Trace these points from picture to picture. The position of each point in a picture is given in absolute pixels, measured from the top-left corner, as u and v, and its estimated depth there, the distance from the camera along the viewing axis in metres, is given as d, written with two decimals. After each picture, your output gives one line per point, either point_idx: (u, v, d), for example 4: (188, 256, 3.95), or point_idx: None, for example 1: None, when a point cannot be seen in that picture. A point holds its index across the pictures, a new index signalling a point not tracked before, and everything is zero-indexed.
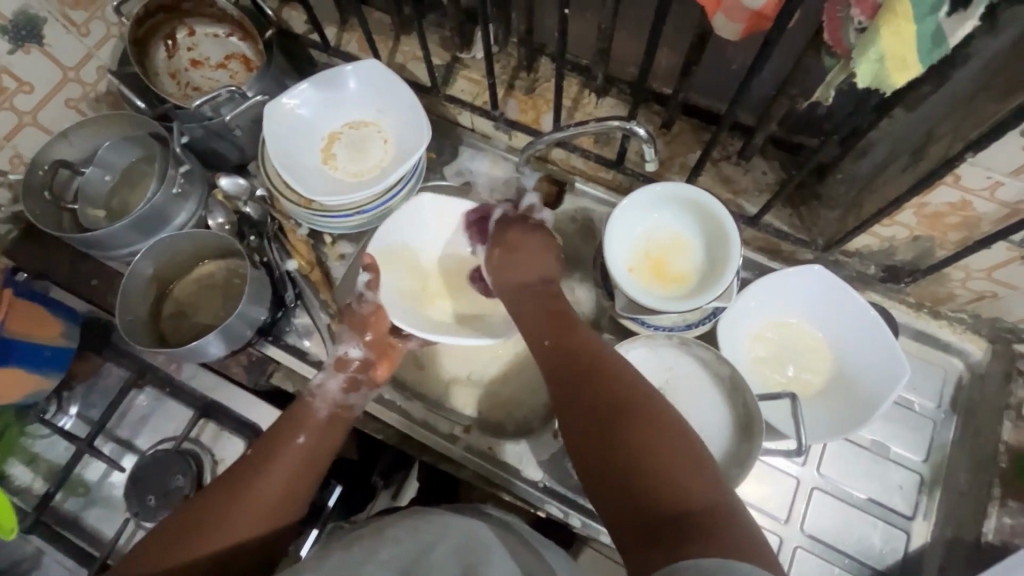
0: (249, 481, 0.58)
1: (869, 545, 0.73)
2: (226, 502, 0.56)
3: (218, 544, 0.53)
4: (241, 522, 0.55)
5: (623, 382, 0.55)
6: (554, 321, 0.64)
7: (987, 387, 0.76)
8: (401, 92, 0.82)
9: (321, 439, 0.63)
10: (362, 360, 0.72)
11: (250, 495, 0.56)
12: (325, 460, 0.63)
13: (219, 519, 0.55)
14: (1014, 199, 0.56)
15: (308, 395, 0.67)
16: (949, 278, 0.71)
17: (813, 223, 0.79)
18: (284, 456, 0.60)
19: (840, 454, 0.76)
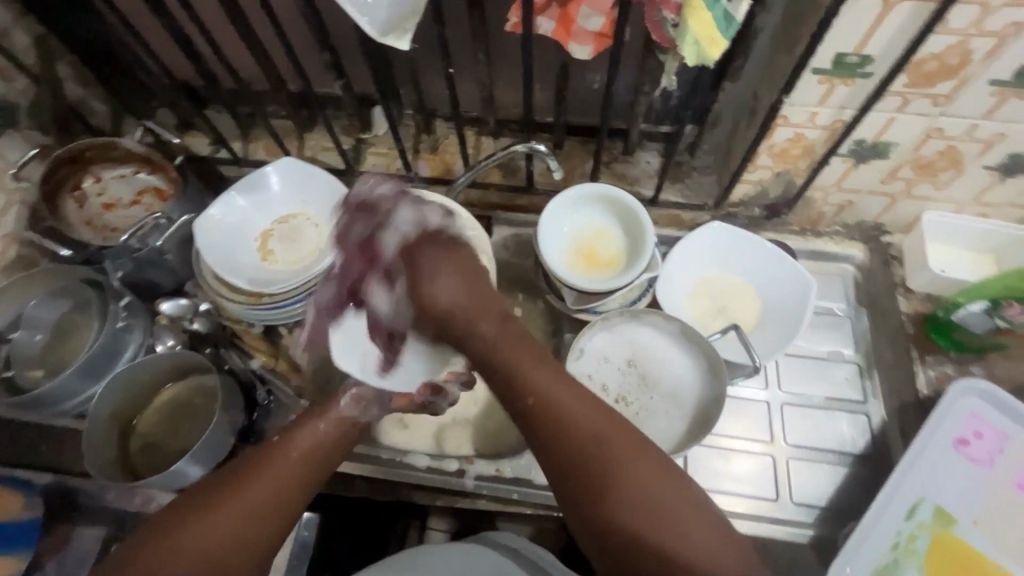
0: (242, 480, 0.58)
1: (841, 435, 0.82)
2: (215, 501, 0.56)
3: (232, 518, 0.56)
4: (258, 494, 0.57)
5: (586, 412, 0.58)
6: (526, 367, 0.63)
7: (876, 276, 0.91)
8: (321, 178, 0.89)
9: (334, 438, 0.66)
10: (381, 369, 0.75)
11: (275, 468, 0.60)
12: (329, 461, 0.64)
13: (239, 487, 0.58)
14: (829, 120, 0.72)
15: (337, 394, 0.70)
16: (813, 199, 0.87)
17: (699, 189, 0.93)
18: (276, 462, 0.60)
19: (793, 369, 0.87)
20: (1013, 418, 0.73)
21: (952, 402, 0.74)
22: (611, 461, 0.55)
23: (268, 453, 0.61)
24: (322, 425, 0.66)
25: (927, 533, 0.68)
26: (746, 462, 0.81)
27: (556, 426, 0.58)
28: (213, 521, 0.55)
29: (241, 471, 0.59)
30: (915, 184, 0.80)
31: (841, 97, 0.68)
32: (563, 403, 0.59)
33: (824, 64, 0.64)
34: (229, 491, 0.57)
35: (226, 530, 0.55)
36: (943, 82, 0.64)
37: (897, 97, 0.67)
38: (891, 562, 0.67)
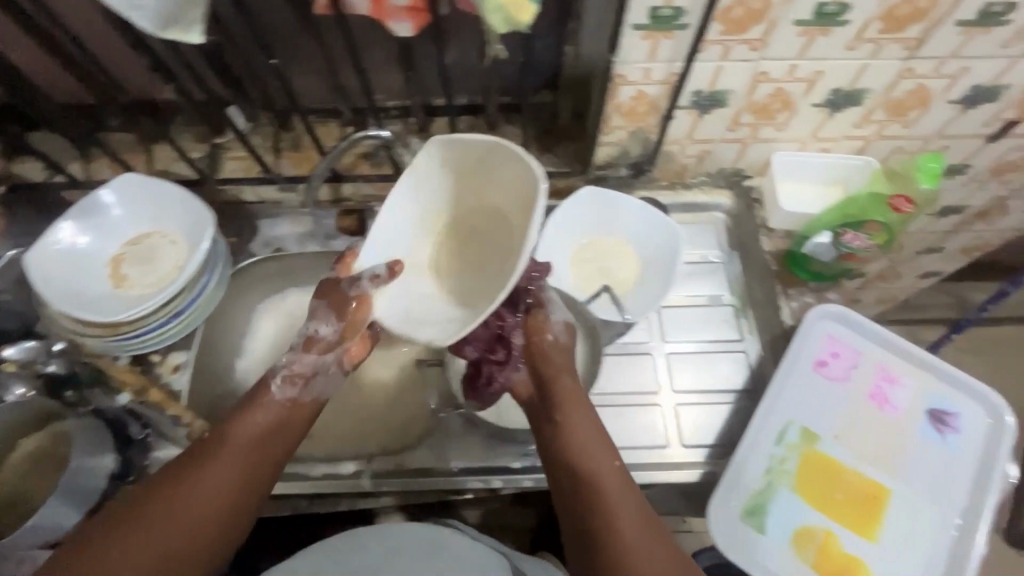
0: (206, 458, 0.57)
1: (722, 375, 0.87)
2: (193, 473, 0.56)
3: (200, 498, 0.54)
4: (216, 479, 0.56)
5: (628, 497, 0.57)
6: (596, 444, 0.60)
7: (742, 219, 0.95)
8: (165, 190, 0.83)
9: (279, 416, 0.63)
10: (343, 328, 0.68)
11: (229, 446, 0.59)
12: (287, 436, 0.63)
13: (203, 467, 0.56)
14: (663, 75, 0.73)
15: (271, 373, 0.65)
16: (673, 153, 0.89)
17: (568, 156, 0.94)
18: (241, 431, 0.60)
19: (674, 319, 0.90)
20: (862, 336, 0.79)
21: (808, 329, 0.80)
22: (637, 541, 0.53)
23: (224, 437, 0.59)
24: (258, 407, 0.62)
25: (796, 453, 0.72)
26: (637, 415, 0.84)
27: (596, 495, 0.56)
28: (199, 488, 0.55)
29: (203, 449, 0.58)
30: (758, 128, 0.84)
31: (667, 51, 0.70)
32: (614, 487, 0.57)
33: (642, 19, 0.65)
34: (197, 473, 0.56)
35: (199, 521, 0.53)
36: (754, 27, 0.67)
37: (717, 46, 0.70)
38: (765, 485, 0.71)
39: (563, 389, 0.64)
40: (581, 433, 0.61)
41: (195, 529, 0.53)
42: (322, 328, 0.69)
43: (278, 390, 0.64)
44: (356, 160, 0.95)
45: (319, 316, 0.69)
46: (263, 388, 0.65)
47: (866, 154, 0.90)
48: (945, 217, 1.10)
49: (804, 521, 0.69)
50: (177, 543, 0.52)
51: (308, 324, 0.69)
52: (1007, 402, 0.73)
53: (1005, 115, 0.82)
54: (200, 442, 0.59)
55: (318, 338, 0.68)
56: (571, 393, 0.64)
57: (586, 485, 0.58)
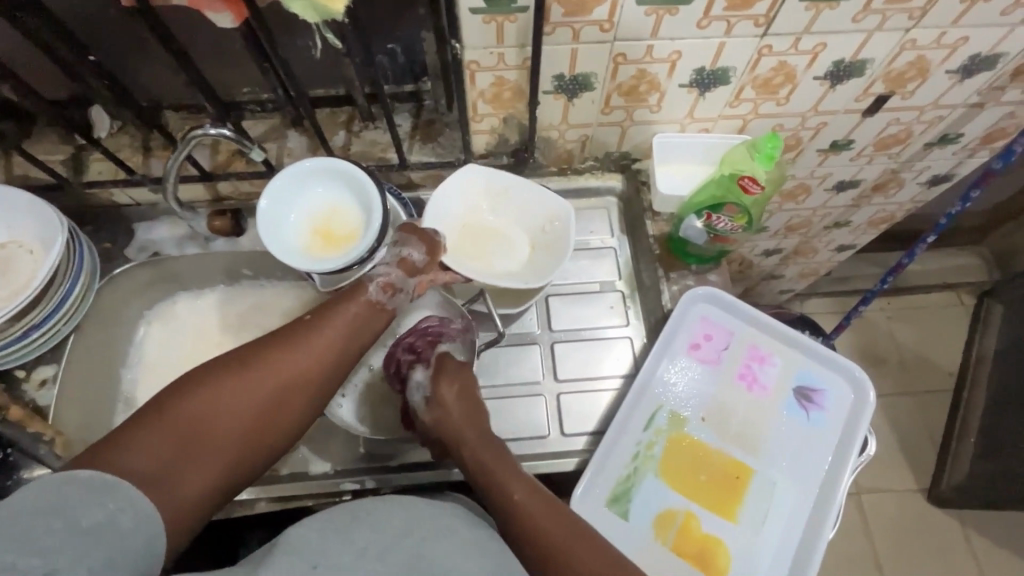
0: (293, 346, 0.66)
1: (607, 362, 0.86)
2: (260, 365, 0.64)
3: (242, 403, 0.62)
4: (254, 390, 0.62)
5: (547, 513, 0.63)
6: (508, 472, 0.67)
7: (631, 204, 0.94)
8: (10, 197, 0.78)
9: (365, 316, 0.70)
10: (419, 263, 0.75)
11: (295, 352, 0.65)
12: (363, 337, 0.70)
13: (251, 373, 0.63)
14: (517, 59, 0.71)
15: (366, 280, 0.71)
16: (552, 139, 0.88)
17: (452, 145, 0.92)
18: (334, 324, 0.68)
19: (562, 307, 0.89)
20: (733, 317, 0.80)
21: (681, 313, 0.80)
22: (547, 528, 0.61)
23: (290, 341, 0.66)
24: (354, 302, 0.70)
25: (663, 437, 0.73)
26: (521, 406, 0.84)
27: (515, 524, 0.63)
28: (236, 392, 0.62)
29: (302, 331, 0.67)
30: (632, 111, 0.83)
31: (513, 35, 0.68)
32: (535, 509, 0.63)
33: (477, 3, 0.63)
34: (237, 381, 0.63)
35: (225, 431, 0.60)
36: (596, 8, 0.65)
37: (564, 28, 0.67)
38: (631, 472, 0.71)
39: (467, 444, 0.70)
40: (498, 471, 0.67)
41: (229, 428, 0.61)
42: (414, 252, 0.75)
43: (372, 294, 0.71)
44: (230, 158, 0.91)
45: (411, 243, 0.76)
46: (360, 287, 0.71)
47: (747, 133, 0.89)
48: (844, 191, 1.10)
49: (666, 504, 0.70)
50: (225, 434, 0.60)
51: (400, 248, 0.75)
52: (869, 376, 0.74)
53: (874, 89, 0.82)
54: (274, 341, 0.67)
55: (410, 260, 0.74)
56: (474, 452, 0.70)
57: (510, 518, 0.64)
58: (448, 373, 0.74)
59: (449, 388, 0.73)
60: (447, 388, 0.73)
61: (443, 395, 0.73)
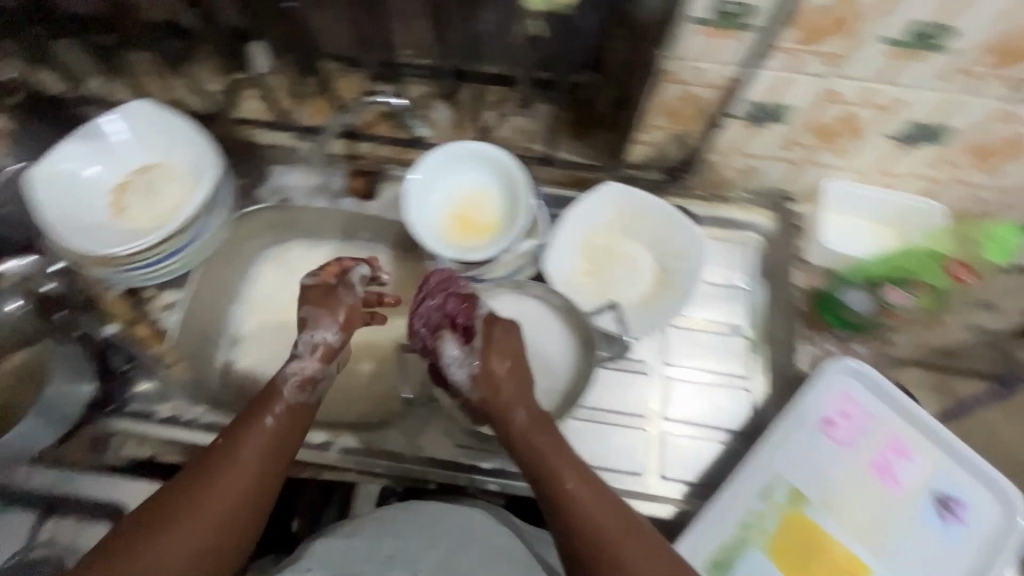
0: (217, 465, 0.56)
1: (718, 409, 0.82)
2: (191, 503, 0.53)
3: (189, 536, 0.52)
4: (194, 526, 0.52)
5: (613, 516, 0.56)
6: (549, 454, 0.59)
7: (778, 246, 0.87)
8: (174, 123, 0.80)
9: (287, 425, 0.61)
10: (333, 345, 0.68)
11: (228, 472, 0.56)
12: (291, 439, 0.61)
13: (180, 510, 0.53)
14: (719, 78, 0.65)
15: (280, 376, 0.64)
16: (715, 164, 0.81)
17: (601, 148, 0.87)
18: (252, 434, 0.59)
19: (681, 341, 0.85)
20: (879, 400, 0.72)
21: (823, 382, 0.72)
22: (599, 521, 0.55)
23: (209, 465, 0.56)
24: (270, 413, 0.61)
25: (778, 513, 0.67)
26: (621, 437, 0.80)
27: (564, 524, 0.56)
28: (165, 539, 0.51)
29: (220, 450, 0.57)
30: (816, 152, 0.75)
31: (729, 53, 0.61)
32: (586, 500, 0.56)
33: (704, 12, 0.57)
34: (169, 522, 0.52)
35: (175, 568, 0.51)
36: (834, 38, 0.58)
37: (785, 55, 0.60)
38: (737, 540, 0.66)
39: (509, 417, 0.62)
40: (546, 459, 0.59)
41: (172, 562, 0.51)
42: (328, 335, 0.68)
43: (290, 394, 0.63)
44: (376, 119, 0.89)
45: (322, 323, 0.69)
46: (276, 383, 0.64)
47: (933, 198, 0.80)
48: None
49: None
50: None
51: (312, 332, 0.68)
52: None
53: None
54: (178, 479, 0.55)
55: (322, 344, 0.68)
56: (523, 426, 0.62)
57: (560, 510, 0.56)
58: (495, 337, 0.66)
59: (500, 363, 0.64)
60: (498, 359, 0.65)
61: (494, 366, 0.64)
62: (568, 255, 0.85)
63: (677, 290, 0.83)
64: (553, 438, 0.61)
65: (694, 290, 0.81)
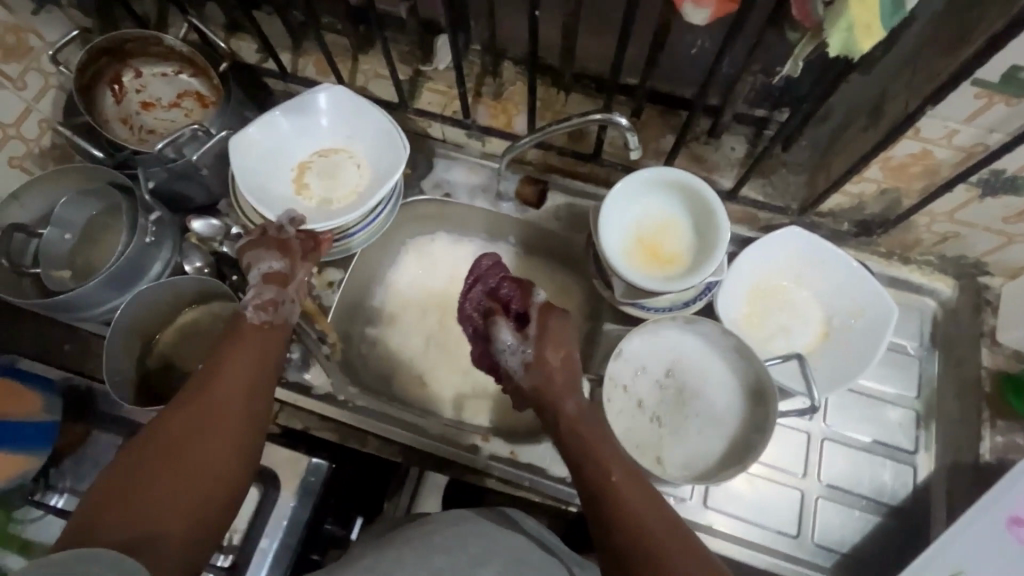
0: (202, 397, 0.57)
1: (881, 483, 0.76)
2: (206, 420, 0.55)
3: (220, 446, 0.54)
4: (220, 440, 0.54)
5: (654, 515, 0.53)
6: (599, 445, 0.59)
7: (960, 319, 0.81)
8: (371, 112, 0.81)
9: (265, 354, 0.64)
10: (279, 272, 0.71)
11: (222, 401, 0.57)
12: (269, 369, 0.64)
13: (198, 427, 0.54)
14: (969, 142, 0.61)
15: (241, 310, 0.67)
16: (916, 224, 0.76)
17: (785, 189, 0.83)
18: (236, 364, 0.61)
19: (848, 404, 0.80)
20: None
21: (1014, 476, 0.64)
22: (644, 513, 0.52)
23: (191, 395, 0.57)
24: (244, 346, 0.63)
25: None
26: (774, 493, 0.76)
27: (618, 516, 0.53)
28: (199, 444, 0.53)
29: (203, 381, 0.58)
30: None
31: (996, 117, 0.57)
32: (633, 497, 0.54)
33: (990, 76, 0.54)
34: (201, 432, 0.54)
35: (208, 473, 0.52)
36: None
37: None
38: None
39: (559, 406, 0.63)
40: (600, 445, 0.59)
41: (201, 468, 0.52)
42: (272, 264, 0.71)
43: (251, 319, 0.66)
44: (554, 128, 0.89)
45: (266, 257, 0.72)
46: (239, 319, 0.66)
47: None
48: None
49: None
50: (162, 512, 0.48)
51: (257, 265, 0.72)
52: None
53: None
54: (192, 395, 0.57)
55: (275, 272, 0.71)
56: (570, 416, 0.63)
57: (604, 499, 0.54)
58: (551, 330, 0.68)
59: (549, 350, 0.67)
60: (551, 354, 0.67)
61: (548, 358, 0.67)
62: (739, 297, 0.81)
63: (858, 350, 0.78)
64: (598, 431, 0.61)
65: (881, 351, 0.75)
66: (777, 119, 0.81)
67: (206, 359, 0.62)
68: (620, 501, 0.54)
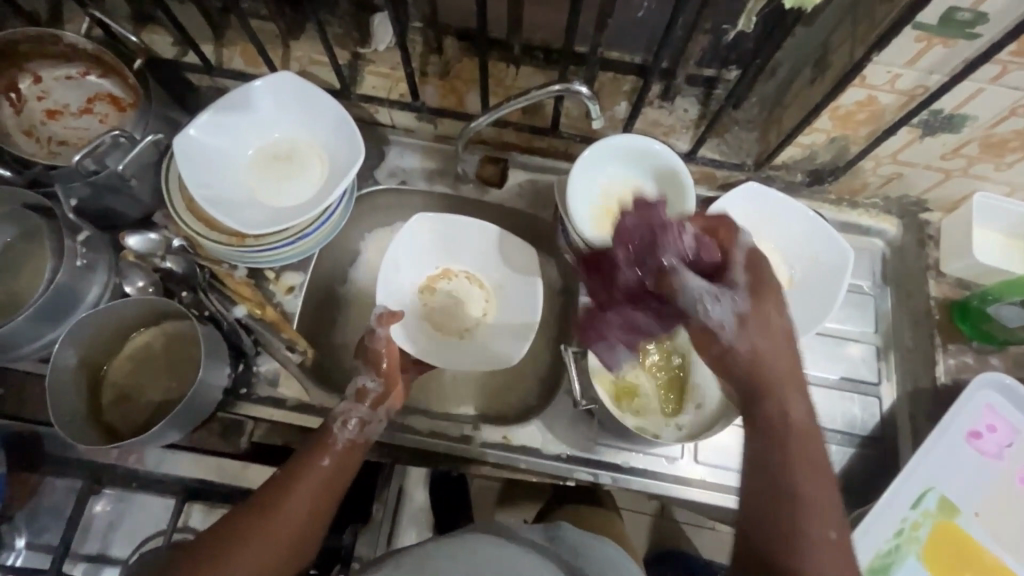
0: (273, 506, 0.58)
1: (852, 417, 0.81)
2: (262, 525, 0.56)
3: (282, 540, 0.57)
4: (283, 533, 0.57)
5: (815, 477, 0.51)
6: (799, 417, 0.52)
7: (908, 254, 0.86)
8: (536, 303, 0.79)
9: (345, 458, 0.64)
10: (378, 393, 0.69)
11: (289, 503, 0.59)
12: (340, 487, 0.63)
13: (263, 526, 0.56)
14: (911, 85, 0.64)
15: (332, 419, 0.66)
16: (862, 169, 0.80)
17: (739, 146, 0.85)
18: (313, 475, 0.61)
19: (814, 346, 0.84)
20: (1019, 409, 0.73)
21: (969, 395, 0.73)
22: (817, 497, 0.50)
23: (269, 499, 0.58)
24: (329, 455, 0.63)
25: (930, 520, 0.70)
26: None
27: (792, 464, 0.50)
28: (258, 547, 0.55)
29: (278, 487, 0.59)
30: (976, 163, 0.74)
31: (934, 59, 0.60)
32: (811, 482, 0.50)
33: (930, 18, 0.56)
34: (263, 529, 0.56)
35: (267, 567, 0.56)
36: None
37: (996, 65, 0.59)
38: (894, 547, 0.69)
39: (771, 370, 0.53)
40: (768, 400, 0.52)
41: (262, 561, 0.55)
42: (369, 382, 0.69)
43: (338, 434, 0.65)
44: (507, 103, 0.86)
45: (369, 370, 0.70)
46: (324, 431, 0.65)
47: None
48: None
49: None
50: None
51: (358, 377, 0.70)
52: None
53: None
54: (266, 493, 0.59)
55: (368, 392, 0.69)
56: (782, 376, 0.53)
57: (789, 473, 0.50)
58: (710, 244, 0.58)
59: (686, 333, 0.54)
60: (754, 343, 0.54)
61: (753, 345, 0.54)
62: None
63: (821, 295, 0.81)
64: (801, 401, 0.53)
65: (840, 293, 0.78)
66: (726, 78, 0.82)
67: (285, 463, 0.62)
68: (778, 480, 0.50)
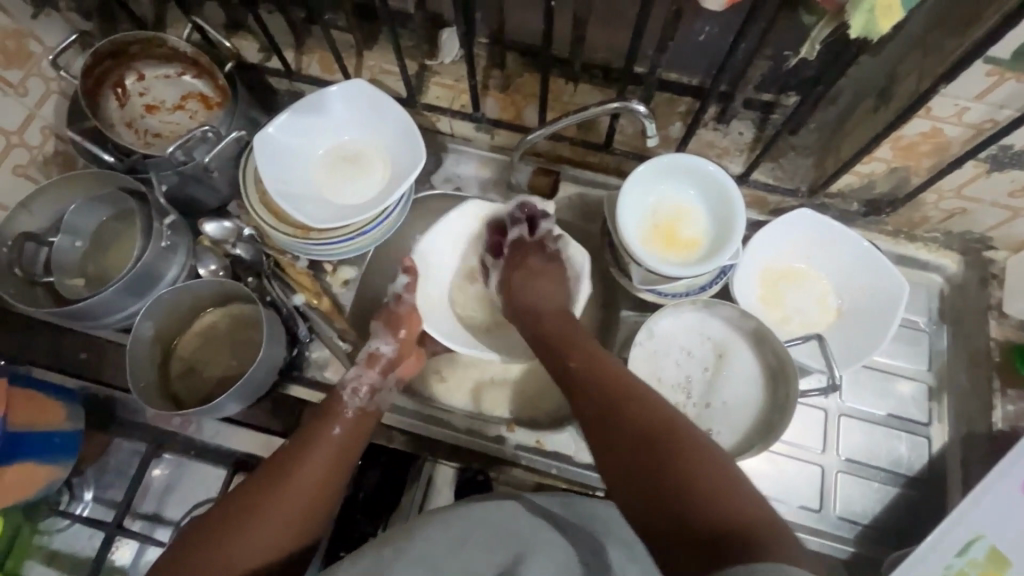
0: (292, 466, 0.61)
1: (898, 455, 0.78)
2: (278, 484, 0.60)
3: (298, 495, 0.60)
4: (299, 487, 0.60)
5: (647, 407, 0.55)
6: (621, 399, 0.57)
7: (968, 293, 0.83)
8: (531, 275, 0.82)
9: (353, 429, 0.68)
10: (392, 356, 0.76)
11: (304, 463, 0.62)
12: (353, 454, 0.67)
13: (279, 484, 0.60)
14: (979, 119, 0.63)
15: (342, 388, 0.71)
16: (923, 202, 0.78)
17: (794, 171, 0.84)
18: (325, 441, 0.65)
19: (863, 379, 0.82)
20: None
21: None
22: (636, 425, 0.53)
23: (288, 458, 0.62)
24: (337, 423, 0.67)
25: (977, 571, 0.67)
26: (795, 470, 0.78)
27: (617, 410, 0.56)
28: (276, 502, 0.59)
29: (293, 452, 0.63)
30: None
31: (1005, 94, 0.59)
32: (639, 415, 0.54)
33: (1003, 53, 0.55)
34: (277, 487, 0.59)
35: (284, 522, 0.58)
36: None
37: None
38: None
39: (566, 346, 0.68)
40: (574, 348, 0.66)
41: (278, 515, 0.58)
42: (382, 345, 0.76)
43: (346, 404, 0.70)
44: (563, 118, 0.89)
45: (381, 336, 0.77)
46: (334, 402, 0.70)
47: None
48: None
49: None
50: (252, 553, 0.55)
51: (370, 342, 0.77)
52: None
53: None
54: (279, 455, 0.63)
55: (379, 356, 0.75)
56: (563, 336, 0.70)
57: (613, 417, 0.55)
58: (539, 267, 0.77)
59: (539, 281, 0.77)
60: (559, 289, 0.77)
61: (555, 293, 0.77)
62: (754, 277, 0.83)
63: (871, 327, 0.79)
64: (620, 386, 0.58)
65: (893, 325, 0.77)
66: (785, 103, 0.82)
67: (299, 432, 0.66)
68: (606, 409, 0.56)
